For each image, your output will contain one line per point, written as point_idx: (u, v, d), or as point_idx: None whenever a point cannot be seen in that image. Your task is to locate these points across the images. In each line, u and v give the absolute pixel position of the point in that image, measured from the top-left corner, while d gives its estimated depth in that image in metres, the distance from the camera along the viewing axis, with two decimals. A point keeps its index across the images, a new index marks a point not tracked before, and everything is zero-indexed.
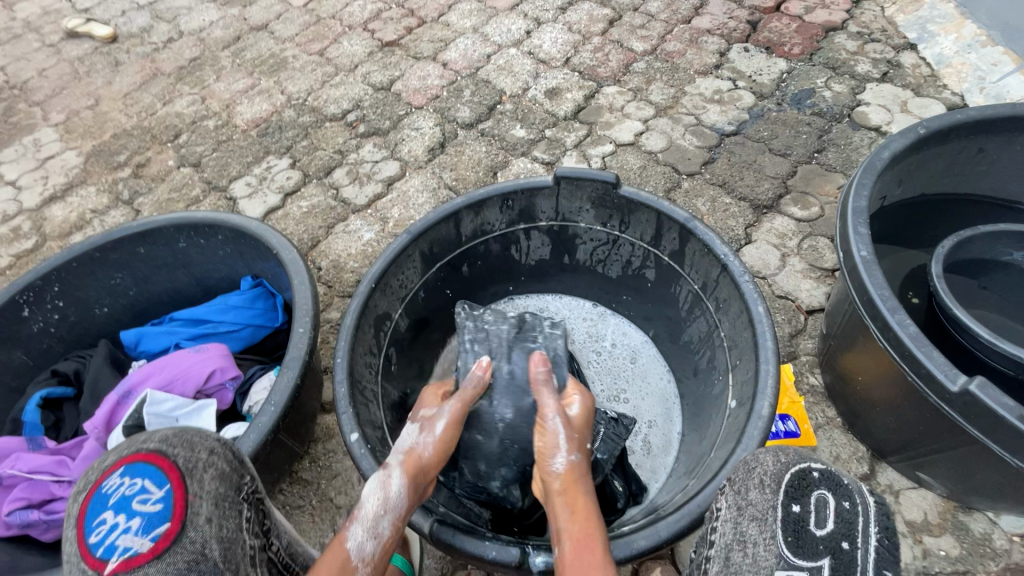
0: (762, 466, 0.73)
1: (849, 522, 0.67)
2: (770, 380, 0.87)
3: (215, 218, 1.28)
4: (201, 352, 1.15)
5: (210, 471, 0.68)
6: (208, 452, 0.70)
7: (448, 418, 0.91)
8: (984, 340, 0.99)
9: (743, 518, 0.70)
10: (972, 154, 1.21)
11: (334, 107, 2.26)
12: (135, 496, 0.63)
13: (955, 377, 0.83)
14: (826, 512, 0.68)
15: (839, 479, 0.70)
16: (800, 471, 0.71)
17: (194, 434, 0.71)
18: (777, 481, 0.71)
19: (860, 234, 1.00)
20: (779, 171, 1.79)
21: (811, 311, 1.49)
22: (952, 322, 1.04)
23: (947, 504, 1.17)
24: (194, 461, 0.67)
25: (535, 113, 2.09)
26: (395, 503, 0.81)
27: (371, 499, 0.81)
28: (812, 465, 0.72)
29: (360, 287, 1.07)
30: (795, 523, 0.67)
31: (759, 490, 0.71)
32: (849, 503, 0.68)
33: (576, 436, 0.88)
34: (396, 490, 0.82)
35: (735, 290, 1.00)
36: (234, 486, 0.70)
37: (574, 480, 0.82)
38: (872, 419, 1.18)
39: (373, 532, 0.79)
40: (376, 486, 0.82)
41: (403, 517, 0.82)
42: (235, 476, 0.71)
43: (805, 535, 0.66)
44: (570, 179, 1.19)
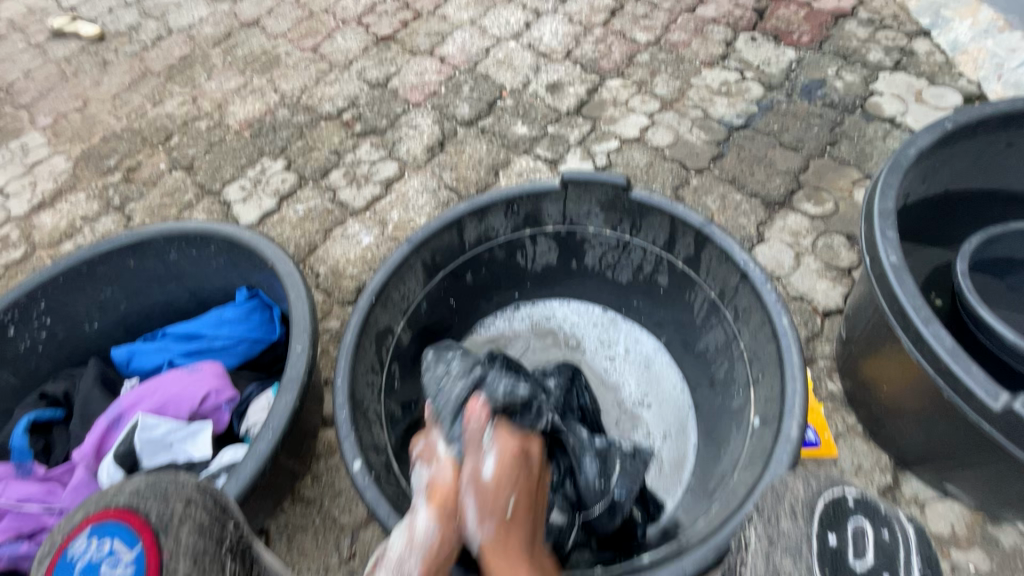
0: (793, 492, 0.68)
1: (891, 556, 0.63)
2: (798, 399, 0.82)
3: (206, 229, 1.23)
4: (194, 372, 1.09)
5: (186, 525, 0.63)
6: (184, 504, 0.64)
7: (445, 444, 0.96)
8: (1009, 341, 0.94)
9: (775, 549, 0.65)
10: (1001, 148, 1.15)
11: (329, 105, 2.19)
12: (103, 560, 0.59)
13: (997, 393, 0.78)
14: (865, 544, 0.64)
15: (874, 506, 0.67)
16: (832, 498, 0.67)
17: (168, 484, 0.66)
18: (810, 508, 0.67)
19: (889, 238, 0.94)
20: (790, 166, 1.73)
21: (828, 313, 1.43)
22: (978, 325, 0.99)
23: (976, 516, 1.12)
24: (168, 516, 0.63)
25: (536, 109, 2.03)
26: (424, 538, 0.80)
27: (399, 538, 0.80)
28: (845, 491, 0.68)
29: (360, 302, 1.02)
30: (831, 554, 0.63)
31: (790, 519, 0.67)
32: (888, 533, 0.64)
33: (489, 496, 0.84)
34: (424, 526, 0.81)
35: (756, 299, 0.95)
36: (215, 537, 0.65)
37: (492, 554, 0.79)
38: (897, 427, 1.13)
39: (400, 573, 0.78)
40: (402, 535, 0.80)
41: (433, 553, 0.80)
42: (216, 528, 0.65)
43: (842, 567, 0.63)
44: (579, 182, 1.14)
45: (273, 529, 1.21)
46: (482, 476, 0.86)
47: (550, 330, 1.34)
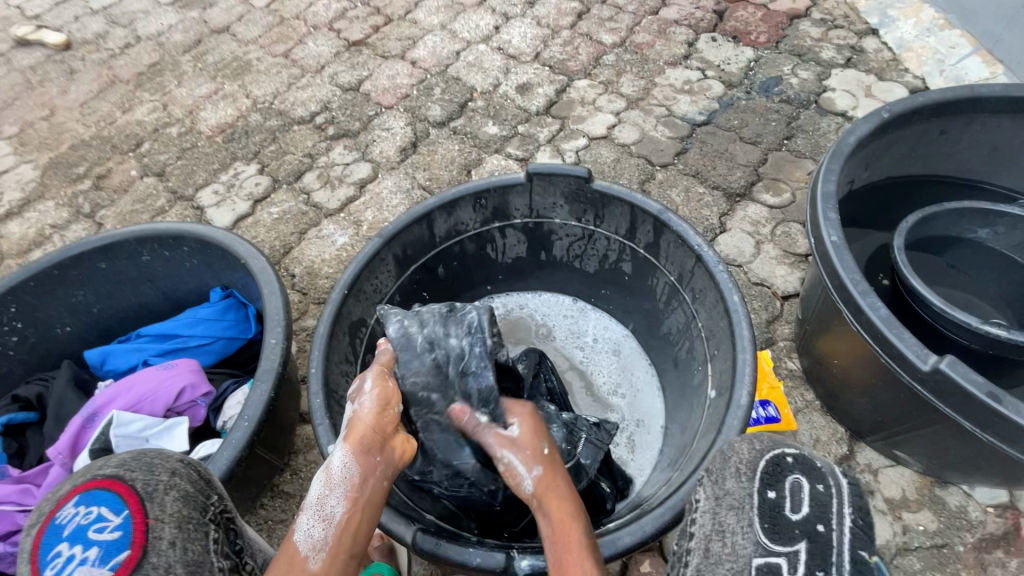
0: (738, 454, 0.74)
1: (824, 505, 0.66)
2: (748, 368, 0.87)
3: (179, 229, 1.24)
4: (170, 369, 1.10)
5: (172, 493, 0.66)
6: (169, 474, 0.68)
7: (372, 376, 0.90)
8: (937, 308, 1.02)
9: (721, 508, 0.71)
10: (935, 135, 1.23)
11: (302, 109, 2.21)
12: (92, 525, 0.61)
13: (926, 356, 0.85)
14: (802, 496, 0.67)
15: (811, 462, 0.70)
16: (775, 458, 0.72)
17: (154, 457, 0.70)
18: (753, 468, 0.72)
19: (830, 220, 1.01)
20: (750, 159, 1.81)
21: (787, 296, 1.50)
22: (913, 297, 1.06)
23: (924, 480, 1.19)
24: (154, 484, 0.66)
25: (507, 110, 2.07)
26: (343, 475, 0.78)
27: (316, 484, 0.78)
28: (784, 451, 0.72)
29: (332, 294, 1.05)
30: (771, 508, 0.67)
31: (735, 479, 0.72)
32: (823, 486, 0.68)
33: (529, 450, 0.85)
34: (341, 463, 0.79)
35: (711, 280, 1.00)
36: (198, 507, 0.69)
37: (546, 491, 0.81)
38: (849, 400, 1.20)
39: (323, 514, 0.75)
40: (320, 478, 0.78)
41: (355, 489, 0.77)
42: (200, 498, 0.69)
43: (780, 521, 0.66)
44: (544, 175, 1.18)
45: (252, 523, 1.23)
46: (514, 435, 0.88)
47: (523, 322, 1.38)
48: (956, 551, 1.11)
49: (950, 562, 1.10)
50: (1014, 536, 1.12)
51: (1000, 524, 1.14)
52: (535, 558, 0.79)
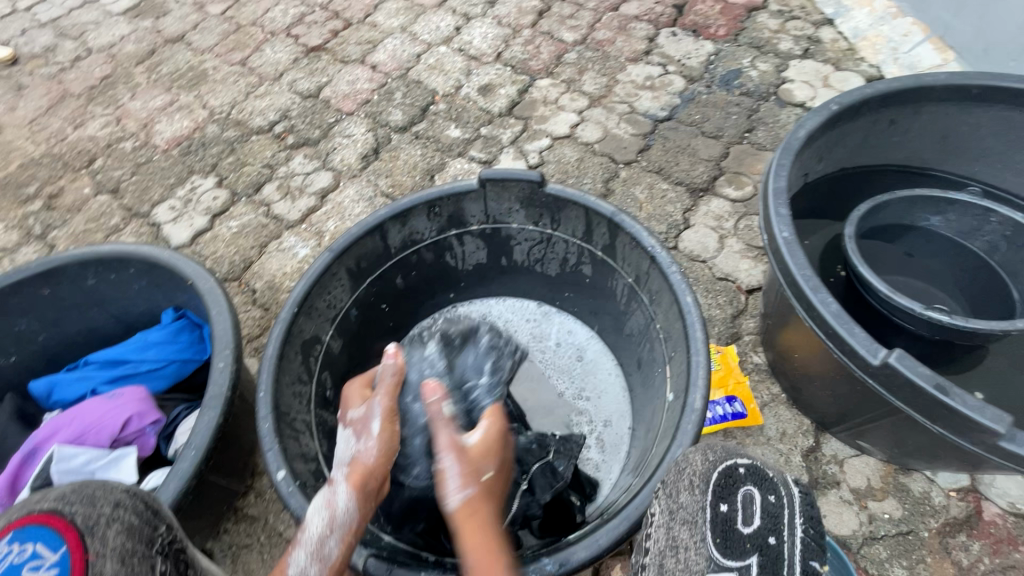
0: (692, 466, 0.73)
1: (774, 517, 0.70)
2: (701, 371, 0.86)
3: (123, 252, 1.19)
4: (116, 399, 1.06)
5: (115, 525, 0.53)
6: (111, 507, 0.54)
7: (381, 417, 0.91)
8: (882, 295, 1.03)
9: (675, 523, 0.71)
10: (885, 125, 1.23)
11: (261, 118, 2.16)
12: (24, 564, 0.47)
13: (876, 350, 0.84)
14: (753, 509, 0.70)
15: (763, 473, 0.72)
16: (728, 469, 0.72)
17: (96, 486, 0.55)
18: (707, 480, 0.72)
19: (782, 215, 1.00)
20: (712, 153, 1.81)
21: (751, 290, 1.51)
22: (864, 286, 1.07)
23: (888, 467, 1.20)
24: (94, 518, 0.52)
25: (469, 112, 2.05)
26: (343, 519, 0.79)
27: (316, 520, 0.78)
28: (738, 461, 0.74)
29: (281, 313, 1.01)
30: (722, 522, 0.69)
31: (689, 492, 0.72)
32: (774, 497, 0.71)
33: (468, 467, 0.83)
34: (343, 506, 0.80)
35: (665, 281, 0.99)
36: (145, 539, 0.55)
37: (466, 516, 0.79)
38: (813, 392, 1.21)
39: (322, 555, 0.76)
40: (320, 507, 0.79)
41: (351, 533, 0.79)
42: (147, 528, 0.56)
43: (732, 535, 0.68)
44: (496, 179, 1.15)
45: (216, 550, 1.19)
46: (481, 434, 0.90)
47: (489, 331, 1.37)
48: (922, 537, 1.13)
49: (916, 549, 1.12)
50: (976, 519, 1.14)
51: (962, 508, 1.15)
52: None
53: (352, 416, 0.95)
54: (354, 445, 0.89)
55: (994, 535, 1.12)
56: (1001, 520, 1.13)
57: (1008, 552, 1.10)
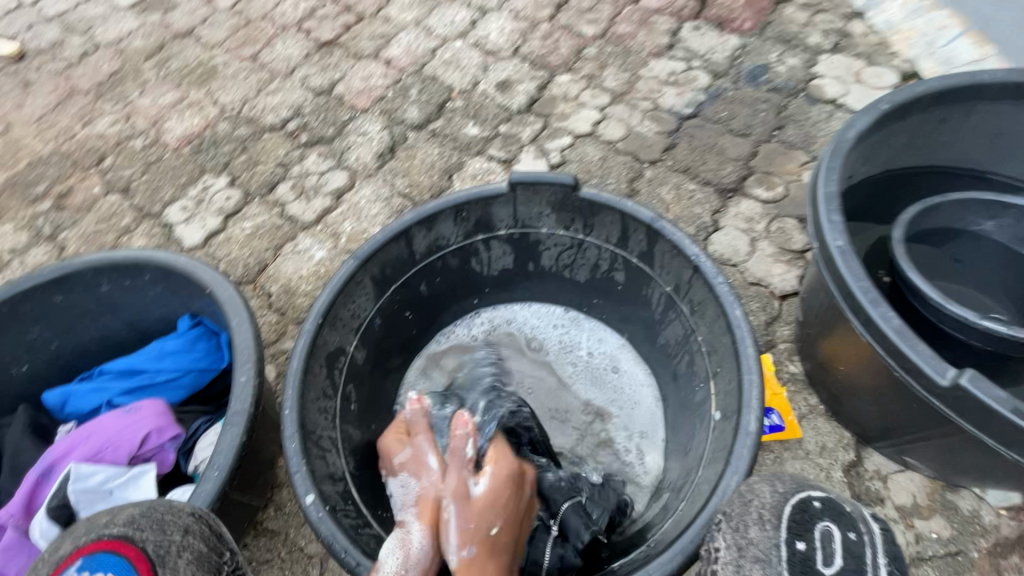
0: (761, 497, 0.68)
1: (859, 557, 0.62)
2: (755, 390, 0.81)
3: (139, 258, 1.15)
4: (133, 413, 1.01)
5: (184, 555, 0.64)
6: (181, 533, 0.65)
7: (434, 450, 0.92)
8: (933, 302, 0.97)
9: (745, 561, 0.64)
10: (935, 125, 1.17)
11: (273, 116, 2.11)
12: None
13: (944, 370, 0.79)
14: (832, 547, 0.63)
15: (840, 508, 0.66)
16: (801, 503, 0.67)
17: (163, 513, 0.66)
18: (778, 514, 0.66)
19: (834, 222, 0.95)
20: (740, 152, 1.75)
21: (785, 296, 1.45)
22: (911, 291, 1.01)
23: (934, 484, 1.15)
24: (165, 546, 0.63)
25: (487, 109, 1.99)
26: (417, 558, 0.81)
27: (391, 559, 0.79)
28: (811, 495, 0.68)
29: (306, 324, 0.97)
30: (801, 562, 0.62)
31: (758, 527, 0.66)
32: (855, 535, 0.63)
33: (473, 524, 0.82)
34: (418, 545, 0.82)
35: (710, 292, 0.94)
36: (210, 567, 0.65)
37: None
38: (857, 405, 1.15)
39: None
40: (393, 553, 0.80)
41: (424, 571, 0.81)
42: (213, 556, 0.66)
43: (813, 574, 0.61)
44: (529, 182, 1.10)
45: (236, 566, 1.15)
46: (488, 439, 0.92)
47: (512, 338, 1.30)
48: (971, 558, 1.08)
49: (966, 571, 1.07)
50: None
51: (1014, 527, 1.10)
52: None
53: (399, 460, 0.94)
54: (410, 484, 0.91)
55: None
56: None
57: None
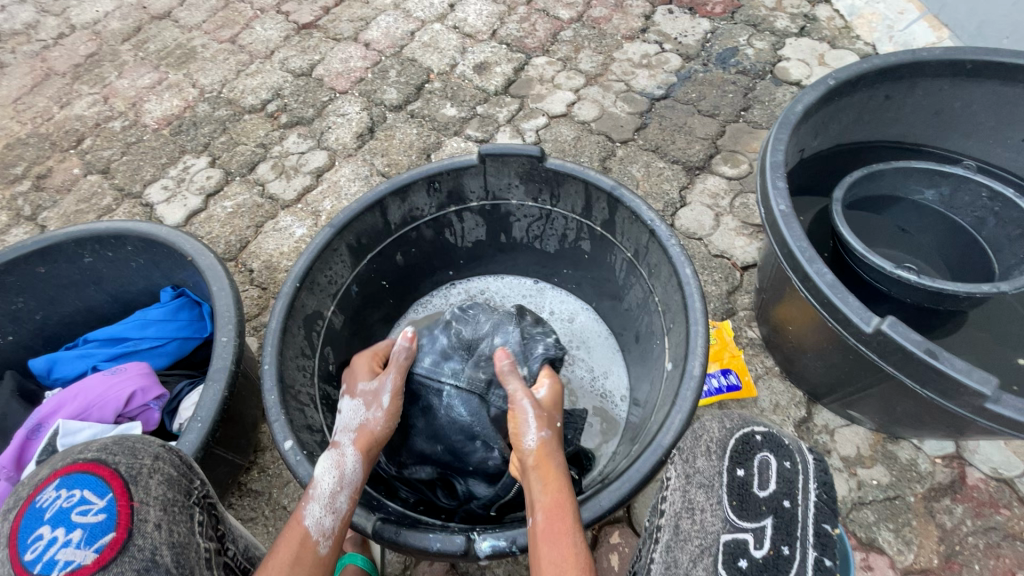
0: (709, 433, 0.74)
1: (790, 481, 0.68)
2: (700, 340, 0.88)
3: (120, 229, 1.19)
4: (118, 375, 1.06)
5: (156, 476, 0.66)
6: (152, 458, 0.67)
7: (392, 393, 0.97)
8: (858, 251, 1.11)
9: (691, 486, 0.72)
10: (880, 101, 1.25)
11: (253, 97, 2.13)
12: (74, 508, 0.59)
13: (869, 318, 0.86)
14: (769, 474, 0.69)
15: (779, 440, 0.72)
16: (744, 436, 0.73)
17: (135, 441, 0.68)
18: (723, 446, 0.73)
19: (779, 189, 1.02)
20: (708, 132, 1.82)
21: (746, 267, 1.53)
22: (845, 249, 1.15)
23: (877, 436, 1.24)
24: (138, 467, 0.65)
25: (464, 90, 2.03)
26: (351, 477, 0.84)
27: (327, 476, 0.82)
28: (754, 429, 0.73)
29: (284, 288, 1.02)
30: (738, 486, 0.69)
31: (706, 458, 0.73)
32: (790, 463, 0.70)
33: (546, 414, 0.91)
34: (350, 466, 0.85)
35: (664, 254, 1.01)
36: (183, 490, 0.68)
37: (547, 456, 0.84)
38: (805, 364, 1.24)
39: (333, 509, 0.80)
40: (330, 463, 0.84)
41: (358, 490, 0.84)
42: (183, 481, 0.69)
43: (748, 498, 0.67)
44: (502, 155, 1.15)
45: None
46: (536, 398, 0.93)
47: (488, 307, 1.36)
48: (908, 501, 1.17)
49: (902, 513, 1.16)
50: (960, 484, 1.18)
51: (947, 474, 1.19)
52: (496, 539, 0.78)
53: (360, 388, 0.98)
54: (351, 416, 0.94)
55: (976, 498, 1.16)
56: (983, 484, 1.18)
57: (989, 514, 1.15)
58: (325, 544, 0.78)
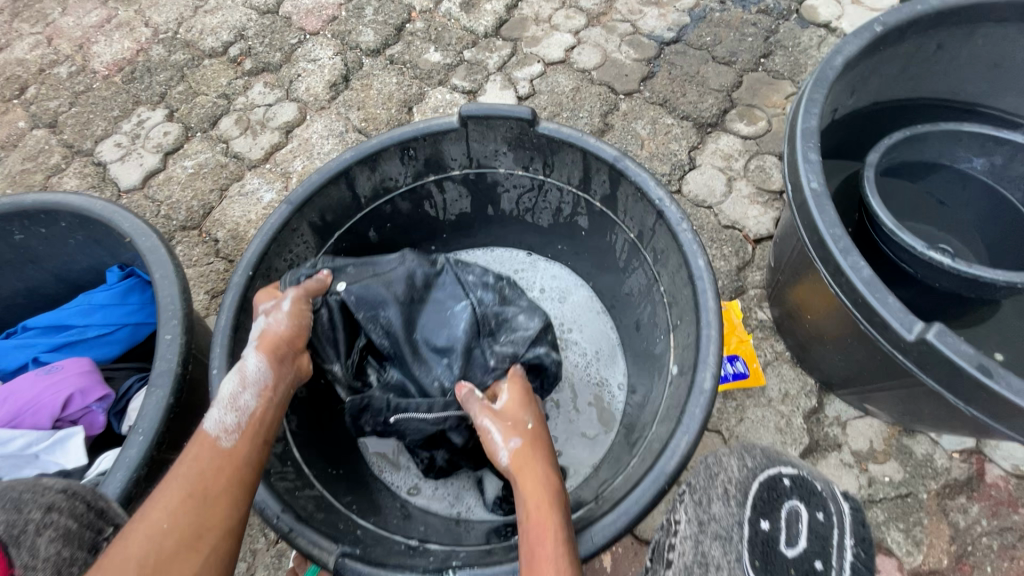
0: (728, 473, 0.67)
1: (824, 539, 0.61)
2: (713, 347, 0.76)
3: (49, 204, 1.03)
4: (53, 374, 0.94)
5: (46, 533, 0.55)
6: (42, 510, 0.56)
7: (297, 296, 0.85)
8: (887, 228, 0.97)
9: (705, 537, 0.64)
10: (930, 52, 1.07)
11: (213, 39, 1.89)
12: None
13: (911, 324, 0.74)
14: (798, 529, 0.62)
15: (811, 486, 0.65)
16: (770, 481, 0.66)
17: (20, 488, 0.57)
18: (745, 491, 0.66)
19: (811, 162, 0.86)
20: (723, 83, 1.62)
21: (759, 240, 1.38)
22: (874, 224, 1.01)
23: (892, 429, 1.16)
24: (19, 525, 0.54)
25: (450, 32, 1.80)
26: (258, 377, 0.73)
27: (227, 382, 0.72)
28: (782, 471, 0.67)
29: (235, 276, 0.88)
30: (763, 543, 0.62)
31: (723, 502, 0.66)
32: (824, 515, 0.63)
33: (511, 421, 0.80)
34: (255, 367, 0.74)
35: (673, 240, 0.87)
36: (82, 544, 0.59)
37: (521, 467, 0.73)
38: (821, 353, 1.13)
39: (236, 408, 0.69)
40: (230, 375, 0.73)
41: (270, 390, 0.73)
42: (83, 533, 0.59)
43: (773, 557, 0.61)
44: (497, 116, 0.98)
45: None
46: (497, 407, 0.82)
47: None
48: (920, 499, 1.10)
49: (914, 512, 1.09)
50: (977, 481, 1.10)
51: (964, 470, 1.12)
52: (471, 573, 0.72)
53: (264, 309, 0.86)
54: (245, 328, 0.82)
55: (994, 497, 1.09)
56: (1002, 482, 1.10)
57: (1007, 514, 1.08)
58: (227, 437, 0.66)
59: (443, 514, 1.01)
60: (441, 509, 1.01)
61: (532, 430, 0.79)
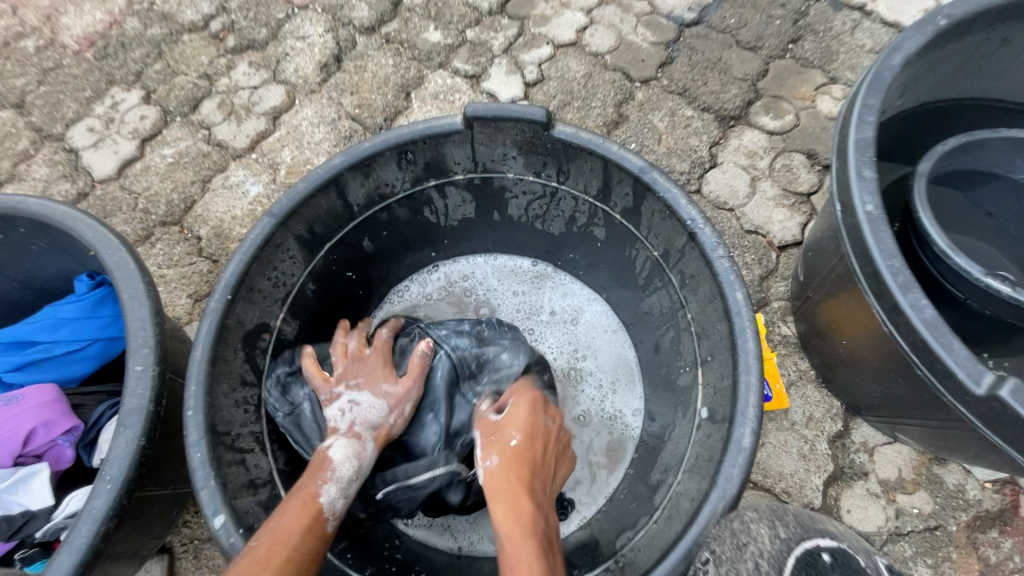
0: (758, 544, 0.58)
1: None
2: (753, 397, 0.67)
3: (4, 207, 0.91)
4: (14, 403, 0.85)
5: None
6: None
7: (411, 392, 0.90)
8: (938, 249, 0.88)
9: None
10: (992, 48, 0.95)
11: (192, 12, 1.73)
12: None
13: (981, 377, 0.66)
14: None
15: (854, 564, 0.56)
16: (808, 555, 0.57)
17: None
18: (778, 568, 0.56)
19: (866, 179, 0.76)
20: (748, 71, 1.49)
21: (784, 246, 1.29)
22: (921, 243, 0.92)
23: (922, 457, 1.09)
24: None
25: (451, 8, 1.65)
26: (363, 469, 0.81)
27: (345, 463, 0.79)
28: (821, 544, 0.58)
29: (212, 301, 0.79)
30: None
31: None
32: None
33: (495, 437, 0.82)
34: (368, 458, 0.82)
35: (705, 266, 0.77)
36: None
37: (494, 484, 0.75)
38: (851, 377, 1.04)
39: (345, 495, 0.77)
40: (349, 452, 0.80)
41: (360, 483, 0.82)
42: None
43: None
44: (511, 116, 0.87)
45: (176, 544, 1.06)
46: (493, 422, 0.85)
47: (476, 298, 1.13)
48: (950, 533, 1.04)
49: (943, 546, 1.03)
50: (1010, 514, 1.04)
51: (998, 502, 1.05)
52: None
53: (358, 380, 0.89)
54: (353, 384, 0.88)
55: None
56: None
57: None
58: (331, 523, 0.73)
59: (444, 549, 0.96)
60: (442, 543, 0.96)
61: (515, 446, 0.79)
